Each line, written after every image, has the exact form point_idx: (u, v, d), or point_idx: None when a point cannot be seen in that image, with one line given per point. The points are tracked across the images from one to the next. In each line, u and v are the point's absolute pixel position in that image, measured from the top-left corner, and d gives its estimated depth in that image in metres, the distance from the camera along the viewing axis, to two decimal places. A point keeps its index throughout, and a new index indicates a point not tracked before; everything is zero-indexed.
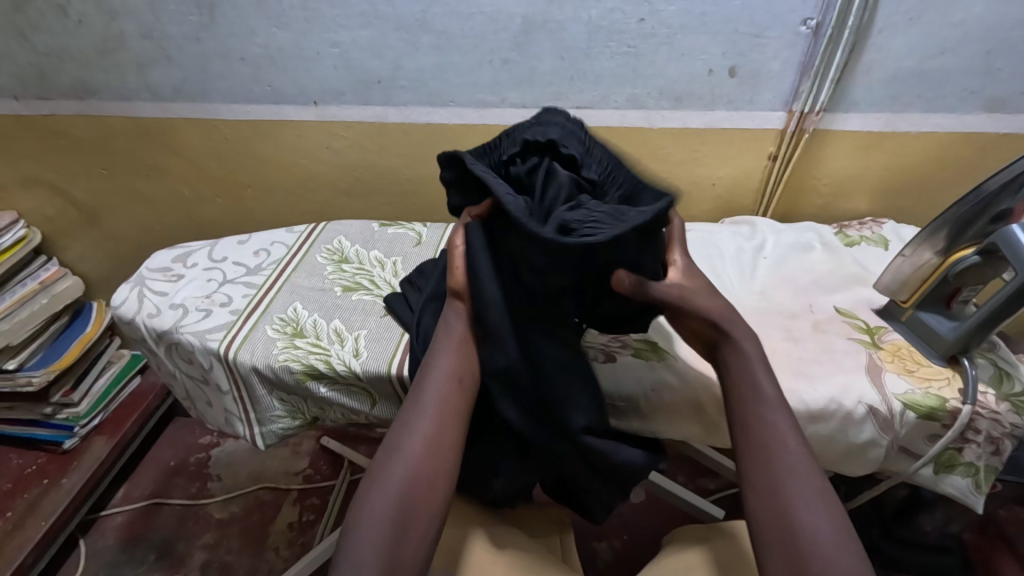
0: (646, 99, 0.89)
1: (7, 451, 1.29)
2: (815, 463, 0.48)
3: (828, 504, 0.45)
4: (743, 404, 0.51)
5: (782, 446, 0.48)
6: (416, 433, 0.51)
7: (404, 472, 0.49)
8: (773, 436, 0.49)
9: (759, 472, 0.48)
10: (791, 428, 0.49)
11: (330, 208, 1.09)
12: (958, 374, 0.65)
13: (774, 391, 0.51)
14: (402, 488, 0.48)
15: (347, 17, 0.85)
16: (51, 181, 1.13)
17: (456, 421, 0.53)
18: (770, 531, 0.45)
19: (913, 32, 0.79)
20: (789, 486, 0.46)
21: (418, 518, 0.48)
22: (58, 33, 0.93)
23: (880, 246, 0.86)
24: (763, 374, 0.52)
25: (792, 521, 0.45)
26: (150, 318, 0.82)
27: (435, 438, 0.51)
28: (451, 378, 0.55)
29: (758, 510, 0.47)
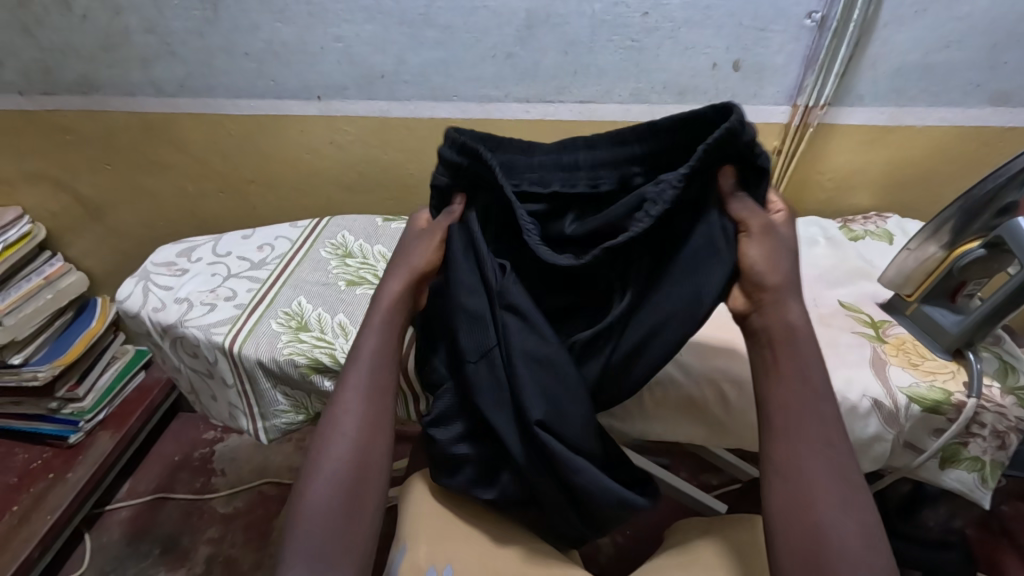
0: (650, 93, 0.89)
1: (12, 445, 1.30)
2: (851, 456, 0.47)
3: (858, 507, 0.45)
4: (782, 386, 0.50)
5: (821, 438, 0.47)
6: (354, 414, 0.56)
7: (346, 453, 0.54)
8: (810, 426, 0.48)
9: (788, 461, 0.47)
10: (834, 419, 0.48)
11: (333, 203, 1.09)
12: (962, 367, 0.65)
13: (822, 378, 0.49)
14: (348, 464, 0.54)
15: (351, 11, 0.85)
16: (55, 177, 1.13)
17: (388, 397, 0.58)
18: (791, 524, 0.45)
19: (919, 25, 0.79)
20: (819, 480, 0.46)
21: (366, 490, 0.54)
22: (62, 28, 0.93)
23: (884, 241, 0.86)
24: (812, 356, 0.50)
25: (812, 519, 0.45)
26: (155, 312, 0.82)
27: (371, 416, 0.57)
28: (379, 355, 0.59)
29: (776, 499, 0.47)
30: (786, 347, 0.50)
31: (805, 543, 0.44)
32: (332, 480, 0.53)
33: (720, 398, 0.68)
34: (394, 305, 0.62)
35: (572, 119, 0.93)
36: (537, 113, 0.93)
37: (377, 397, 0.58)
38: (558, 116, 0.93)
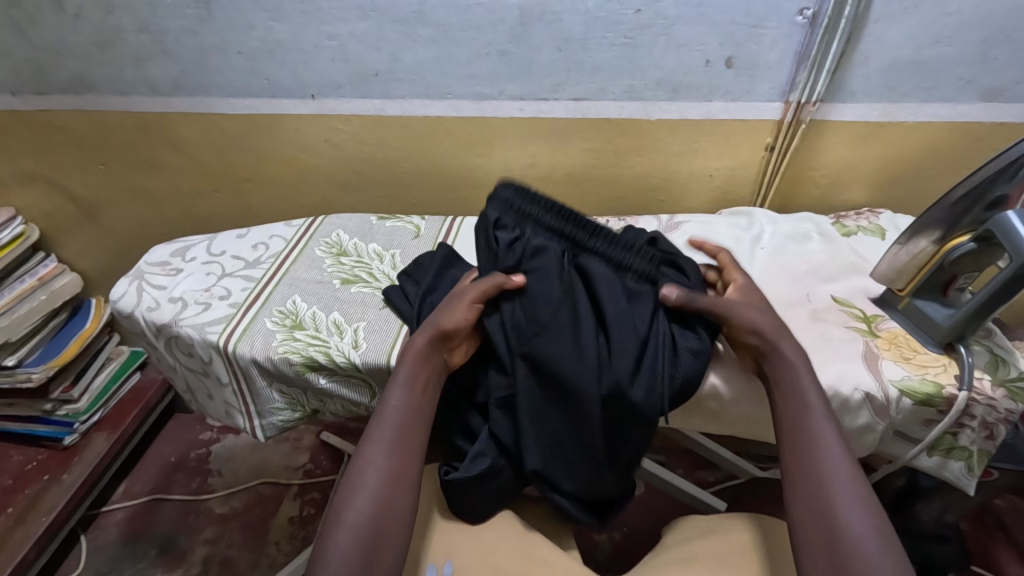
0: (643, 91, 0.89)
1: (7, 447, 1.29)
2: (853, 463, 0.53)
3: (868, 505, 0.50)
4: (784, 408, 0.57)
5: (821, 448, 0.54)
6: (378, 465, 0.57)
7: (370, 503, 0.54)
8: (813, 440, 0.55)
9: (801, 473, 0.53)
10: (829, 432, 0.55)
11: (328, 202, 1.09)
12: (953, 361, 0.66)
13: (820, 401, 0.57)
14: (369, 516, 0.53)
15: (344, 9, 0.85)
16: (49, 177, 1.13)
17: (416, 451, 0.59)
18: (810, 526, 0.50)
19: (910, 22, 0.80)
20: (831, 486, 0.51)
21: (386, 545, 0.53)
22: (55, 27, 0.93)
23: (877, 236, 0.86)
24: (811, 384, 0.58)
25: (828, 521, 0.50)
26: (149, 311, 0.82)
27: (392, 469, 0.57)
28: (408, 411, 0.61)
29: (797, 509, 0.52)
30: (785, 380, 0.59)
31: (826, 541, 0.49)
32: (354, 534, 0.52)
33: (715, 394, 0.68)
34: (421, 357, 0.64)
35: (567, 117, 0.93)
36: (532, 110, 0.93)
37: (400, 449, 0.58)
38: (552, 113, 0.93)
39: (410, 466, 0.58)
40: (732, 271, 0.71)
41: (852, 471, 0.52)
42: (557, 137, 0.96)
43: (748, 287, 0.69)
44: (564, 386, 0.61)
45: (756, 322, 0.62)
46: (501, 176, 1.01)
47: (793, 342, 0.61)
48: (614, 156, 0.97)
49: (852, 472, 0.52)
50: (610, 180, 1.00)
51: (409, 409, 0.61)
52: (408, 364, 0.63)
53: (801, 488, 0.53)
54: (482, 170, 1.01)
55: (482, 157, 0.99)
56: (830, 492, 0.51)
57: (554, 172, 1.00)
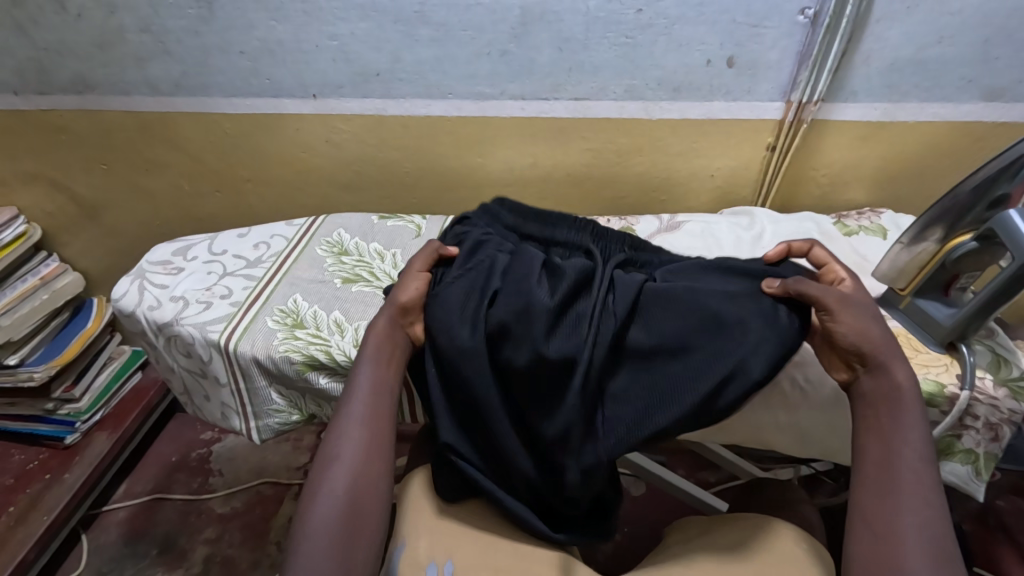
0: (644, 90, 0.89)
1: (8, 446, 1.29)
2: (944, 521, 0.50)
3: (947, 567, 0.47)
4: (879, 444, 0.54)
5: (916, 498, 0.50)
6: (352, 443, 0.57)
7: (344, 480, 0.55)
8: (908, 485, 0.51)
9: (878, 511, 0.51)
10: (929, 482, 0.51)
11: (330, 202, 1.09)
12: (955, 361, 0.66)
13: (921, 440, 0.53)
14: (345, 494, 0.54)
15: (345, 10, 0.85)
16: (51, 176, 1.13)
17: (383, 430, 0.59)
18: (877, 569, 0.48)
19: (911, 21, 0.80)
20: (911, 539, 0.48)
21: (366, 518, 0.54)
22: (57, 27, 0.93)
23: (879, 236, 0.86)
24: (915, 419, 0.54)
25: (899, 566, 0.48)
26: (150, 310, 0.82)
27: (372, 443, 0.57)
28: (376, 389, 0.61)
29: (865, 549, 0.50)
30: (890, 409, 0.54)
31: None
32: (334, 505, 0.53)
33: None
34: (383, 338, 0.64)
35: (568, 117, 0.93)
36: (533, 110, 0.93)
37: (377, 424, 0.59)
38: (553, 113, 0.93)
39: (388, 439, 0.59)
40: (841, 267, 0.65)
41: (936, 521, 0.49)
42: (558, 136, 0.96)
43: (860, 288, 0.63)
44: (459, 361, 0.60)
45: (858, 333, 0.57)
46: (502, 176, 1.01)
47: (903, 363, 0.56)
48: (615, 156, 0.97)
49: (933, 521, 0.49)
50: (611, 180, 1.00)
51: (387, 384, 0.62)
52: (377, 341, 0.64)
53: (877, 531, 0.50)
54: (484, 170, 1.01)
55: (483, 157, 0.99)
56: (907, 539, 0.48)
57: (555, 172, 1.00)
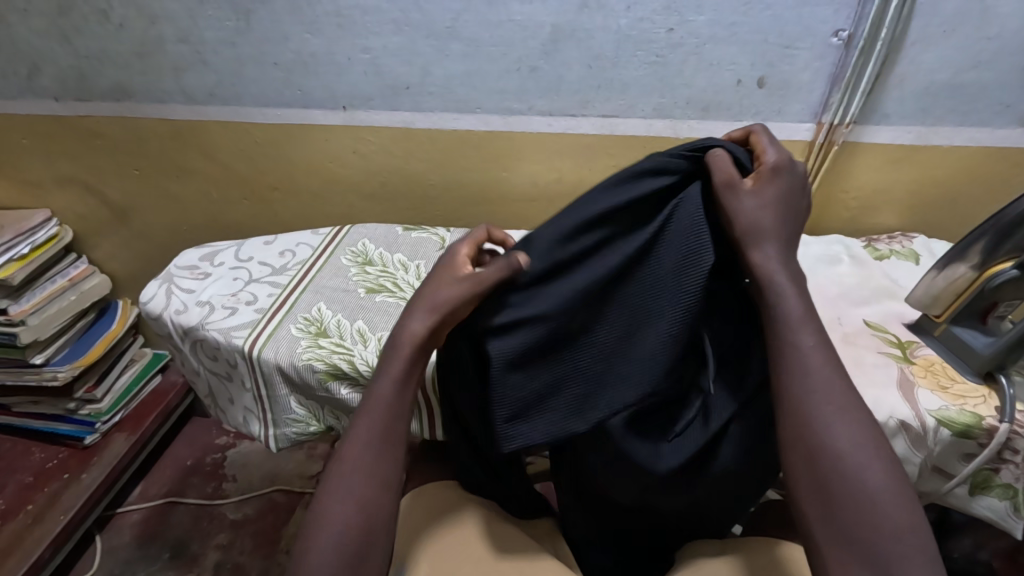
0: (673, 109, 0.89)
1: (28, 445, 1.31)
2: (837, 387, 0.48)
3: (865, 436, 0.47)
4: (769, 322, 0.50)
5: (800, 367, 0.48)
6: (362, 471, 0.54)
7: (348, 513, 0.53)
8: (795, 359, 0.49)
9: (788, 397, 0.48)
10: (812, 348, 0.49)
11: (354, 212, 1.10)
12: (994, 392, 0.63)
13: (799, 311, 0.50)
14: (352, 522, 0.52)
15: (378, 24, 0.87)
16: (85, 180, 1.16)
17: (396, 447, 0.56)
18: (804, 459, 0.47)
19: (947, 44, 0.79)
20: (817, 414, 0.47)
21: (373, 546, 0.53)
22: (99, 36, 0.96)
23: (910, 261, 0.85)
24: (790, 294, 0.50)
25: (828, 450, 0.46)
26: (176, 314, 0.83)
27: (380, 473, 0.55)
28: (388, 403, 0.56)
29: (800, 452, 0.47)
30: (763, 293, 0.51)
31: (818, 480, 0.46)
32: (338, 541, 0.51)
33: None
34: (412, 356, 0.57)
35: (594, 134, 0.93)
36: (560, 126, 0.93)
37: (384, 447, 0.55)
38: (579, 130, 0.93)
39: (396, 463, 0.56)
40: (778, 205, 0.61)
41: (840, 388, 0.48)
42: (584, 153, 0.96)
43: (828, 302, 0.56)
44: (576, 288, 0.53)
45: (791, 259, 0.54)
46: (526, 191, 1.02)
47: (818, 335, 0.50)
48: None
49: (836, 389, 0.48)
50: None
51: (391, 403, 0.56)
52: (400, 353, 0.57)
53: (798, 422, 0.47)
54: (508, 184, 1.01)
55: (508, 172, 1.00)
56: (826, 411, 0.47)
57: (578, 188, 1.00)
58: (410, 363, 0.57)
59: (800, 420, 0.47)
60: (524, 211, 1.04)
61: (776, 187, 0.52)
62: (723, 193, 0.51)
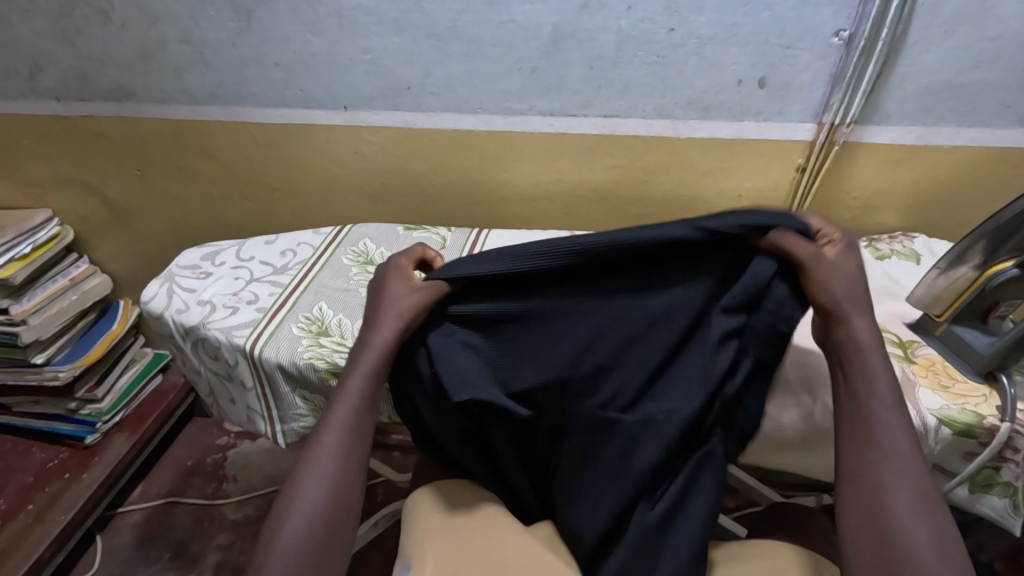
0: (673, 109, 0.89)
1: (29, 445, 1.31)
2: (921, 467, 0.50)
3: (935, 515, 0.48)
4: (849, 393, 0.53)
5: (888, 442, 0.50)
6: (331, 460, 0.57)
7: (317, 494, 0.56)
8: (880, 434, 0.51)
9: (859, 467, 0.51)
10: (904, 428, 0.51)
11: (355, 212, 1.10)
12: (995, 391, 0.63)
13: (889, 390, 0.52)
14: (320, 507, 0.55)
15: (380, 24, 0.87)
16: (86, 181, 1.16)
17: (363, 444, 0.60)
18: (868, 527, 0.49)
19: (947, 45, 0.79)
20: (893, 488, 0.49)
21: (340, 525, 0.56)
22: (101, 37, 0.96)
23: (911, 261, 0.85)
24: (878, 366, 0.53)
25: (896, 526, 0.47)
26: (178, 313, 0.83)
27: (350, 461, 0.58)
28: (358, 409, 0.60)
29: (863, 520, 0.49)
30: (853, 363, 0.53)
31: (883, 551, 0.47)
32: (305, 525, 0.54)
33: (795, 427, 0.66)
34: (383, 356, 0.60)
35: (595, 135, 0.93)
36: (560, 126, 0.93)
37: (354, 443, 0.59)
38: (580, 130, 0.93)
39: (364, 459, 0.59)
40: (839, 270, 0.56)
41: (921, 472, 0.50)
42: (584, 154, 0.96)
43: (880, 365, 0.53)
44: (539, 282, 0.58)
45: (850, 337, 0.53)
46: (526, 192, 1.02)
47: (884, 368, 0.53)
48: (642, 174, 0.97)
49: (916, 469, 0.49)
50: (637, 198, 1.00)
51: (364, 407, 0.60)
52: (376, 353, 0.60)
53: (867, 492, 0.50)
54: (509, 184, 1.01)
55: (509, 172, 1.00)
56: (899, 486, 0.49)
57: (579, 189, 1.00)
58: (380, 362, 0.60)
59: (873, 489, 0.49)
60: (525, 211, 1.04)
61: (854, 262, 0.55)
62: (812, 265, 0.53)
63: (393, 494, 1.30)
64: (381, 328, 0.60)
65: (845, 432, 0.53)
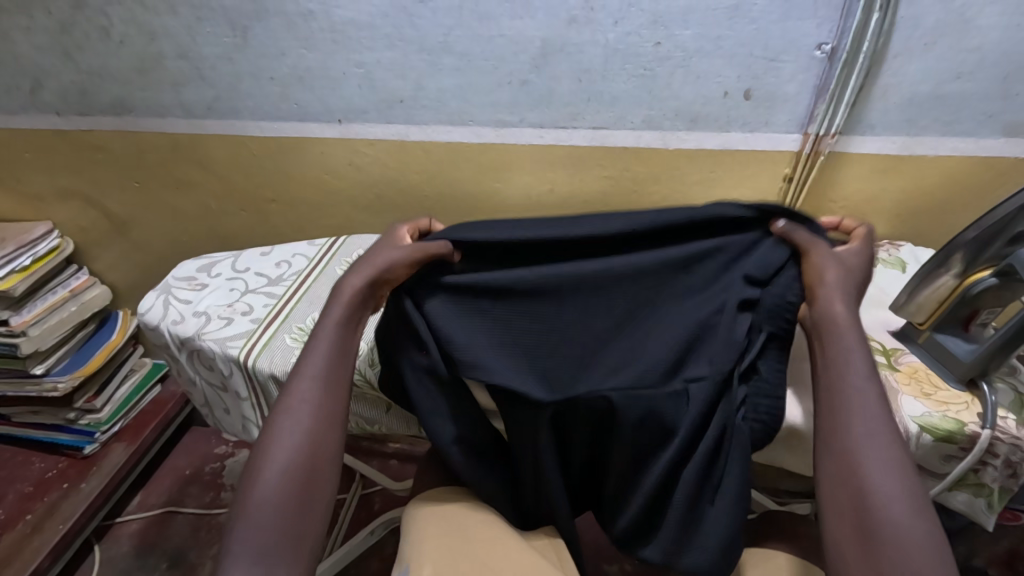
0: (661, 120, 0.90)
1: (28, 455, 1.32)
2: (896, 430, 0.49)
3: (907, 475, 0.47)
4: (826, 368, 0.54)
5: (864, 409, 0.50)
6: (310, 398, 0.57)
7: (296, 440, 0.55)
8: (856, 401, 0.51)
9: (832, 433, 0.51)
10: (876, 395, 0.51)
11: (350, 222, 1.11)
12: (976, 399, 0.64)
13: (864, 365, 0.52)
14: (300, 449, 0.54)
15: (373, 39, 0.89)
16: (86, 193, 1.17)
17: (341, 387, 0.59)
18: (843, 489, 0.48)
19: (928, 57, 0.80)
20: (868, 451, 0.48)
21: (322, 471, 0.55)
22: (100, 53, 0.98)
23: (897, 269, 0.86)
24: (853, 342, 0.54)
25: (868, 485, 0.47)
26: (173, 325, 0.84)
27: (327, 403, 0.58)
28: (335, 352, 0.60)
29: (840, 484, 0.49)
30: (829, 340, 0.55)
31: (857, 514, 0.47)
32: (283, 471, 0.53)
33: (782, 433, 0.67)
34: (351, 304, 0.62)
35: (584, 146, 0.95)
36: (551, 138, 0.95)
37: (330, 385, 0.59)
38: (570, 142, 0.95)
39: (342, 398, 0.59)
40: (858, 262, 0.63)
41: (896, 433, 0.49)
42: (575, 164, 0.97)
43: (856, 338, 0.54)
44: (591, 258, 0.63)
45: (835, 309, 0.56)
46: (518, 202, 1.03)
47: (861, 350, 0.53)
48: (632, 185, 0.98)
49: (888, 433, 0.49)
50: (627, 208, 1.01)
51: (343, 345, 0.61)
52: (343, 300, 0.62)
53: (842, 456, 0.49)
54: (501, 195, 1.03)
55: (502, 184, 1.01)
56: (874, 448, 0.48)
57: (571, 199, 1.01)
58: (348, 308, 0.62)
59: (849, 453, 0.49)
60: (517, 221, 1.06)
61: (860, 260, 0.61)
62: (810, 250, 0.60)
63: (389, 503, 1.31)
64: (355, 275, 0.63)
65: (821, 404, 0.53)
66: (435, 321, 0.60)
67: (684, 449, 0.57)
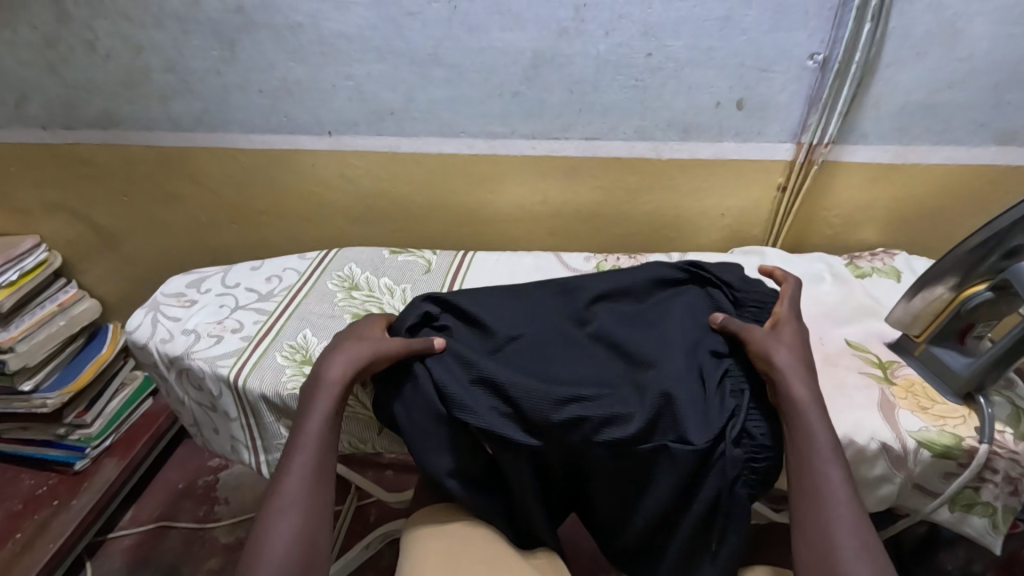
0: (654, 130, 0.90)
1: (18, 471, 1.30)
2: (860, 512, 0.51)
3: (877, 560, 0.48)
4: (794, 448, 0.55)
5: (829, 495, 0.52)
6: (299, 489, 0.56)
7: (290, 533, 0.54)
8: (823, 483, 0.52)
9: (804, 520, 0.52)
10: (842, 480, 0.52)
11: (341, 234, 1.10)
12: (973, 412, 0.64)
13: (828, 446, 0.54)
14: (291, 544, 0.53)
15: (362, 51, 0.88)
16: (73, 207, 1.16)
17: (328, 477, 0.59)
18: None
19: (921, 66, 0.80)
20: (837, 539, 0.49)
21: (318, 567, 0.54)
22: (85, 66, 0.96)
23: (891, 278, 0.85)
24: (815, 422, 0.56)
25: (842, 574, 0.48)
26: (162, 343, 0.83)
27: (317, 495, 0.57)
28: (321, 441, 0.60)
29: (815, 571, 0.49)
30: (796, 421, 0.56)
31: None
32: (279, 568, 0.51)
33: None
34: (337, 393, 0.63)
35: (577, 156, 0.94)
36: (543, 148, 0.94)
37: (319, 479, 0.58)
38: (563, 152, 0.94)
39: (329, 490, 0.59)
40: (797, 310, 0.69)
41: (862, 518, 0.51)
42: (568, 175, 0.97)
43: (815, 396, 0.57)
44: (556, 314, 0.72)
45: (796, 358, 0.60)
46: (511, 213, 1.02)
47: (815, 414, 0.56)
48: (625, 194, 0.97)
49: (851, 514, 0.51)
50: (621, 218, 1.00)
51: (327, 437, 0.61)
52: (336, 364, 0.64)
53: (815, 544, 0.50)
54: (494, 205, 1.02)
55: (494, 194, 1.00)
56: (844, 537, 0.49)
57: (564, 209, 1.01)
58: (335, 402, 0.63)
59: (822, 539, 0.50)
60: (510, 231, 1.05)
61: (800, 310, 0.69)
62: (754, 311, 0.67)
63: (385, 515, 1.30)
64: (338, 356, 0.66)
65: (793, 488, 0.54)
66: (425, 368, 0.63)
67: (688, 477, 0.57)
